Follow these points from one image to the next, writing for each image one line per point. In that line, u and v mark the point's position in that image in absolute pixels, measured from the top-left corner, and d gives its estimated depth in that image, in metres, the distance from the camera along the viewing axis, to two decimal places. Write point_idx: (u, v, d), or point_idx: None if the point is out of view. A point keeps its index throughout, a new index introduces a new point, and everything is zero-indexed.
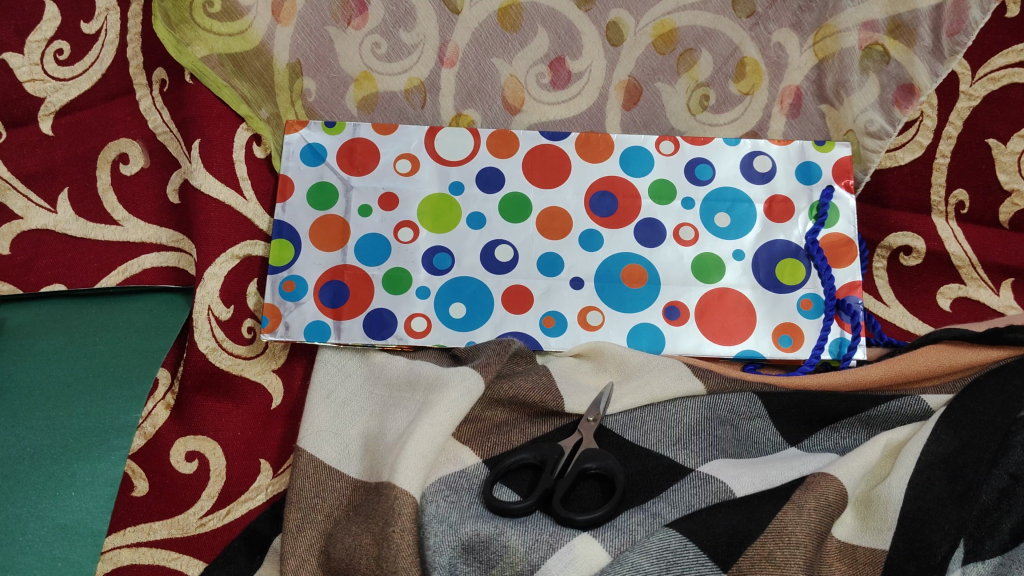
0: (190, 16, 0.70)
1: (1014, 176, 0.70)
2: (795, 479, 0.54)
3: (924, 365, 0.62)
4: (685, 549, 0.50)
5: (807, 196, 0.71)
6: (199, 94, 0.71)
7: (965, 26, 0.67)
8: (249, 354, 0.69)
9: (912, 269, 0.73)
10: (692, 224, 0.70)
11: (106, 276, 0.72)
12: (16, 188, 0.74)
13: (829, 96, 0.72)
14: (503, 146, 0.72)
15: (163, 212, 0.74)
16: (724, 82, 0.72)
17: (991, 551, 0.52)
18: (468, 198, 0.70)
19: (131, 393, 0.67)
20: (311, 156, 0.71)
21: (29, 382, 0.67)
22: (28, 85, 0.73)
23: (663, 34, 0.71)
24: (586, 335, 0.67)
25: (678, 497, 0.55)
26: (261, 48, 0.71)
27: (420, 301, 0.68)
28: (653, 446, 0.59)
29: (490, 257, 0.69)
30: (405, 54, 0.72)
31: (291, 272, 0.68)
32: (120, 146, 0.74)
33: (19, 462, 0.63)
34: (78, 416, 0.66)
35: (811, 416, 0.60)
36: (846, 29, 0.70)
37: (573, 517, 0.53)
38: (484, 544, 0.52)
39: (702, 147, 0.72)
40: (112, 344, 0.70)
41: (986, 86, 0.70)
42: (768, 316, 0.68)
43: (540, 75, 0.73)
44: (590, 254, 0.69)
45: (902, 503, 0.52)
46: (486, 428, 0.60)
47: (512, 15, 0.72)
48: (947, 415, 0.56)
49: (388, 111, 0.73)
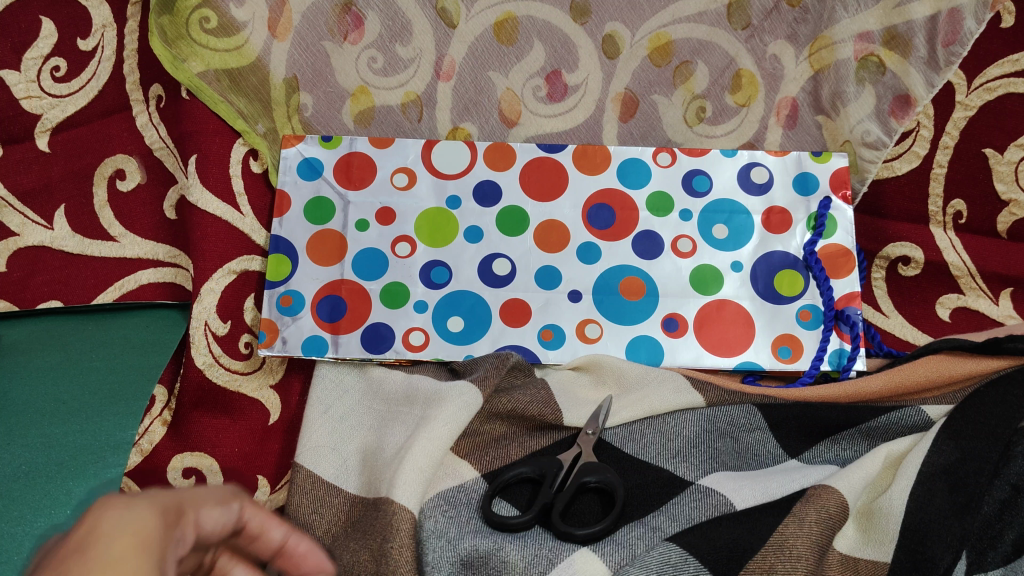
0: (186, 33, 0.70)
1: (1012, 186, 0.70)
2: (796, 491, 0.54)
3: (924, 376, 0.61)
4: (686, 563, 0.49)
5: (804, 207, 0.70)
6: (197, 110, 0.71)
7: (960, 37, 0.67)
8: (247, 369, 0.68)
9: (911, 279, 0.73)
10: (689, 236, 0.70)
11: (104, 293, 0.72)
12: (12, 205, 0.73)
13: (826, 107, 0.72)
14: (501, 159, 0.71)
15: (159, 228, 0.74)
16: (720, 94, 0.73)
17: (995, 563, 0.51)
18: (465, 212, 0.70)
19: (127, 409, 0.69)
20: (308, 170, 0.71)
21: (26, 399, 0.69)
22: (25, 102, 0.73)
23: (659, 47, 0.72)
24: (584, 348, 0.67)
25: (678, 511, 0.55)
26: (258, 63, 0.71)
27: (418, 315, 0.67)
28: (653, 459, 0.59)
29: (488, 271, 0.69)
30: (402, 68, 0.72)
31: (288, 286, 0.68)
32: (116, 163, 0.74)
33: (14, 480, 0.63)
34: (75, 434, 0.67)
35: (811, 428, 0.60)
36: (841, 40, 0.70)
37: (573, 533, 0.52)
38: (483, 559, 0.51)
39: (699, 158, 0.72)
40: (109, 361, 0.71)
41: (983, 96, 0.70)
42: (767, 327, 0.67)
43: (537, 88, 0.73)
44: (588, 267, 0.69)
45: (903, 515, 0.52)
46: (485, 442, 0.60)
47: (508, 29, 0.72)
48: (948, 426, 0.55)
49: (384, 125, 0.73)
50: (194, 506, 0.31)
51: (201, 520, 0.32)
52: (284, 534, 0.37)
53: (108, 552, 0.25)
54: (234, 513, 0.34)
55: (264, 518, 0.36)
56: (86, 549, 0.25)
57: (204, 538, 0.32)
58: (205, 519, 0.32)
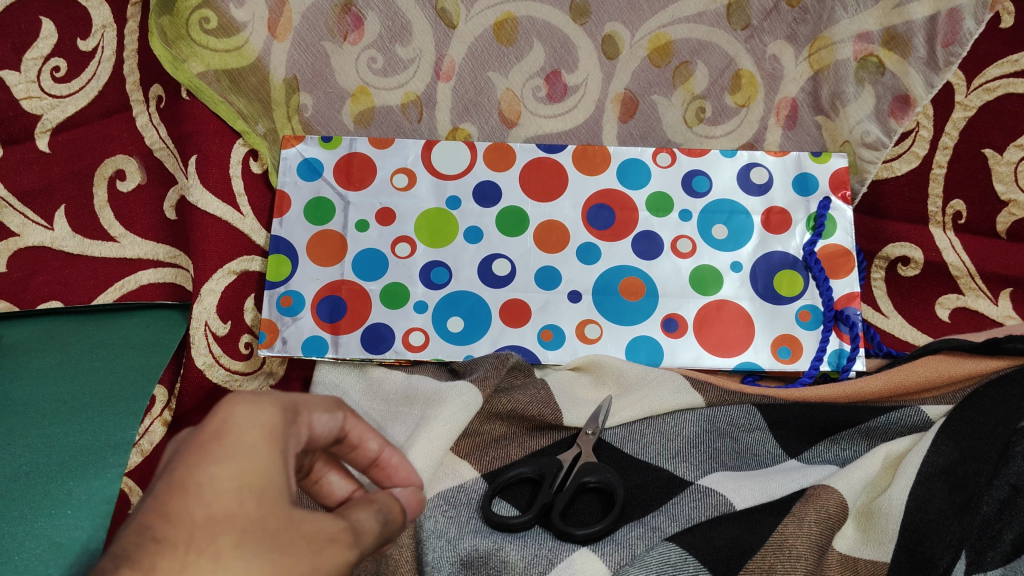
0: (186, 33, 0.70)
1: (1011, 186, 0.70)
2: (796, 492, 0.54)
3: (924, 376, 0.61)
4: (686, 563, 0.49)
5: (804, 207, 0.71)
6: (197, 111, 0.71)
7: (960, 37, 0.67)
8: (246, 370, 0.69)
9: (910, 279, 0.73)
10: (689, 236, 0.70)
11: (104, 293, 0.73)
12: (13, 205, 0.73)
13: (825, 108, 0.72)
14: (500, 159, 0.71)
15: (160, 228, 0.74)
16: (720, 94, 0.73)
17: (994, 563, 0.51)
18: (465, 213, 0.70)
19: (128, 409, 0.69)
20: (308, 171, 0.71)
21: (26, 399, 0.69)
22: (25, 103, 0.73)
23: (659, 47, 0.72)
24: (584, 348, 0.67)
25: (677, 510, 0.55)
26: (257, 63, 0.71)
27: (418, 315, 0.68)
28: (652, 460, 0.59)
29: (487, 272, 0.69)
30: (402, 69, 0.73)
31: (288, 286, 0.68)
32: (116, 163, 0.74)
33: (14, 480, 0.63)
34: (75, 434, 0.67)
35: (810, 429, 0.60)
36: (841, 41, 0.70)
37: (573, 532, 0.52)
38: (483, 559, 0.52)
39: (698, 158, 0.72)
40: (109, 362, 0.71)
41: (982, 96, 0.69)
42: (766, 327, 0.68)
43: (537, 89, 0.73)
44: (588, 268, 0.69)
45: (902, 515, 0.52)
46: (485, 442, 0.60)
47: (508, 29, 0.72)
48: (947, 426, 0.55)
49: (384, 126, 0.73)
50: (307, 410, 0.33)
51: (314, 423, 0.33)
52: (381, 446, 0.37)
53: (242, 446, 0.28)
54: (339, 422, 0.35)
55: (365, 428, 0.36)
56: (222, 440, 0.28)
57: (314, 441, 0.34)
58: (318, 422, 0.33)
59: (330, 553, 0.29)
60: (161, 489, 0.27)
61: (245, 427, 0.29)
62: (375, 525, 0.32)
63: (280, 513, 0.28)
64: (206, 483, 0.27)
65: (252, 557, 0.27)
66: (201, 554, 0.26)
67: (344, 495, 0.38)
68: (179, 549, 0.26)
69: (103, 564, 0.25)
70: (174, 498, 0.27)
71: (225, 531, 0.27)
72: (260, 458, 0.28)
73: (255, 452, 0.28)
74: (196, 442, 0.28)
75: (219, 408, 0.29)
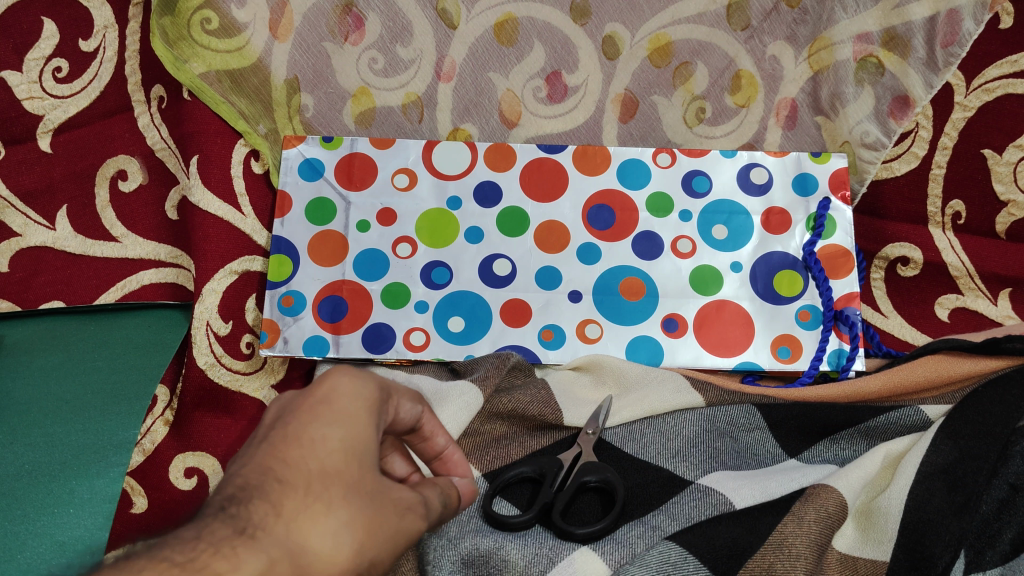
0: (187, 33, 0.71)
1: (1011, 187, 0.70)
2: (795, 491, 0.54)
3: (922, 376, 0.61)
4: (685, 562, 0.49)
5: (803, 208, 0.71)
6: (198, 111, 0.72)
7: (959, 37, 0.68)
8: (248, 369, 0.69)
9: (910, 279, 0.73)
10: (689, 236, 0.70)
11: (105, 293, 0.72)
12: (15, 206, 0.74)
13: (824, 108, 0.73)
14: (501, 159, 0.72)
15: (162, 228, 0.74)
16: (720, 95, 0.73)
17: (993, 562, 0.52)
18: (466, 213, 0.71)
19: (130, 409, 0.69)
20: (309, 171, 0.71)
21: (28, 399, 0.70)
22: (27, 103, 0.74)
23: (659, 47, 0.72)
24: (584, 348, 0.67)
25: (677, 510, 0.55)
26: (258, 64, 0.71)
27: (419, 315, 0.68)
28: (653, 459, 0.59)
29: (488, 272, 0.69)
30: (402, 70, 0.73)
31: (290, 286, 0.68)
32: (118, 163, 0.74)
33: (18, 479, 0.65)
34: (78, 434, 0.68)
35: (809, 428, 0.60)
36: (840, 41, 0.70)
37: (573, 532, 0.52)
38: (484, 558, 0.52)
39: (698, 158, 0.72)
40: (111, 362, 0.72)
41: (981, 97, 0.70)
42: (766, 327, 0.68)
43: (537, 89, 0.73)
44: (588, 268, 0.69)
45: (902, 514, 0.52)
46: (485, 441, 0.60)
47: (508, 29, 0.72)
48: (947, 425, 0.56)
49: (385, 126, 0.74)
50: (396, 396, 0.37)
51: (400, 409, 0.37)
52: (447, 443, 0.41)
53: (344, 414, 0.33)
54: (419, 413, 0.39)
55: (438, 426, 0.40)
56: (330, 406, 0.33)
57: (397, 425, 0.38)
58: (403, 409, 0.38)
59: (408, 521, 0.34)
60: (277, 439, 0.32)
61: (351, 396, 0.34)
62: (439, 505, 0.37)
63: (373, 478, 0.33)
64: (319, 439, 0.32)
65: (355, 506, 0.31)
66: (317, 498, 0.30)
67: (402, 476, 0.42)
68: (300, 491, 0.30)
69: (237, 491, 0.29)
70: (291, 448, 0.31)
71: (335, 482, 0.31)
72: (363, 426, 0.33)
73: (359, 419, 0.33)
74: (307, 404, 0.33)
75: (326, 377, 0.34)
